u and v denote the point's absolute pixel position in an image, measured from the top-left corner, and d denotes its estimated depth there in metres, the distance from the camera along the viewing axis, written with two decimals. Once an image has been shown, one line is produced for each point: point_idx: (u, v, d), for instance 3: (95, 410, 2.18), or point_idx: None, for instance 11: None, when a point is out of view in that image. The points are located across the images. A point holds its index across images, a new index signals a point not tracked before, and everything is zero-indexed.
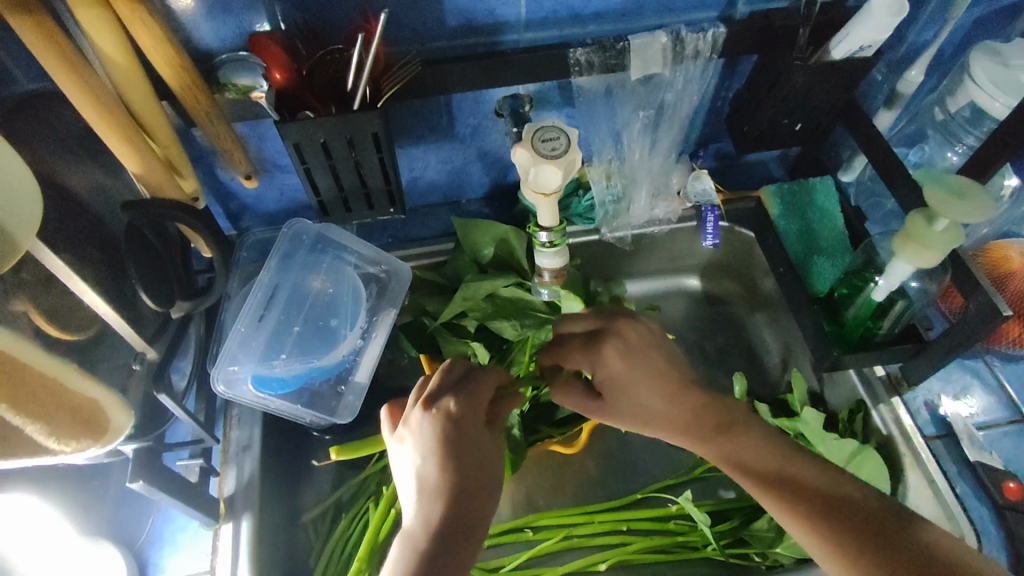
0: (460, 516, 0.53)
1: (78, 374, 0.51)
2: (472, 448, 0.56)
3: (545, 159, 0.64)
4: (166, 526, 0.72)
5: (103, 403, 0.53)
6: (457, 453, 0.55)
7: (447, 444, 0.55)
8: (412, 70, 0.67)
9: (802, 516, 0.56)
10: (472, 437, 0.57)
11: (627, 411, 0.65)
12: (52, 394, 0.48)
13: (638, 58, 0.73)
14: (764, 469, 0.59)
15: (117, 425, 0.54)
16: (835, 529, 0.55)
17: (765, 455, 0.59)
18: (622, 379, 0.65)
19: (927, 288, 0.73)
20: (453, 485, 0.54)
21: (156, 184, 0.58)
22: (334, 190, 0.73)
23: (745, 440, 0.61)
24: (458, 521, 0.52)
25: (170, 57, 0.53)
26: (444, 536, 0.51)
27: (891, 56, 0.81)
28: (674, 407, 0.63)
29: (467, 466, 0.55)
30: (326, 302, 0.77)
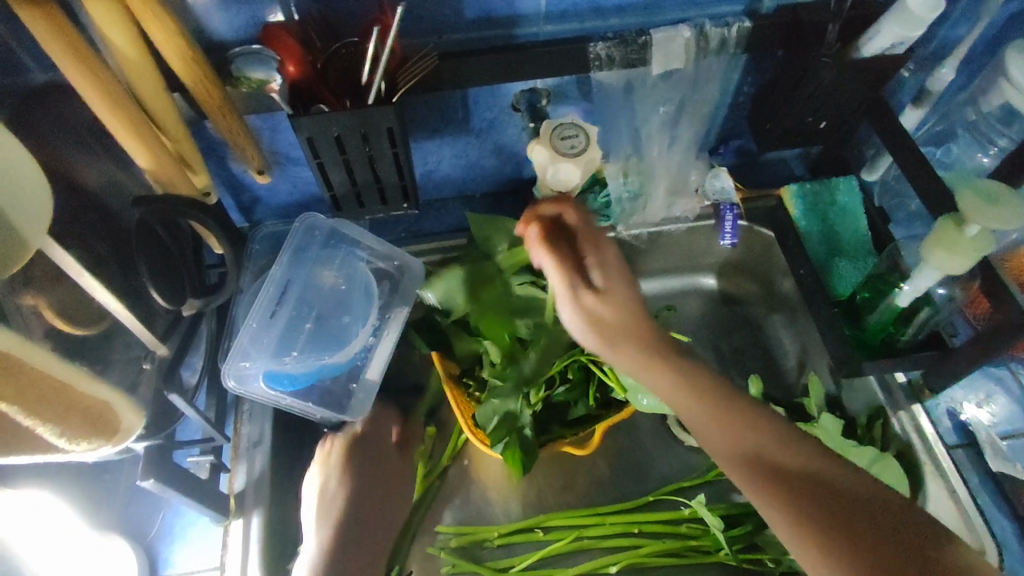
0: (380, 523, 0.75)
1: (87, 376, 0.50)
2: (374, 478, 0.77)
3: (563, 158, 0.63)
4: (176, 520, 0.72)
5: (112, 403, 0.52)
6: (365, 475, 0.76)
7: (355, 482, 0.75)
8: (431, 62, 0.65)
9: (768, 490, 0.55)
10: (381, 463, 0.78)
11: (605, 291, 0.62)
12: (65, 394, 0.48)
13: (661, 52, 0.71)
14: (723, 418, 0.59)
15: (128, 425, 0.53)
16: (819, 500, 0.54)
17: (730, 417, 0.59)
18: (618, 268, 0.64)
19: (954, 295, 0.71)
20: (350, 518, 0.74)
21: (166, 178, 0.56)
22: (348, 185, 0.71)
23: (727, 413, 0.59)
24: (360, 543, 0.73)
25: (184, 52, 0.52)
26: (345, 542, 0.72)
27: (922, 53, 0.78)
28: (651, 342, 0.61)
29: (381, 481, 0.77)
30: (339, 299, 0.76)
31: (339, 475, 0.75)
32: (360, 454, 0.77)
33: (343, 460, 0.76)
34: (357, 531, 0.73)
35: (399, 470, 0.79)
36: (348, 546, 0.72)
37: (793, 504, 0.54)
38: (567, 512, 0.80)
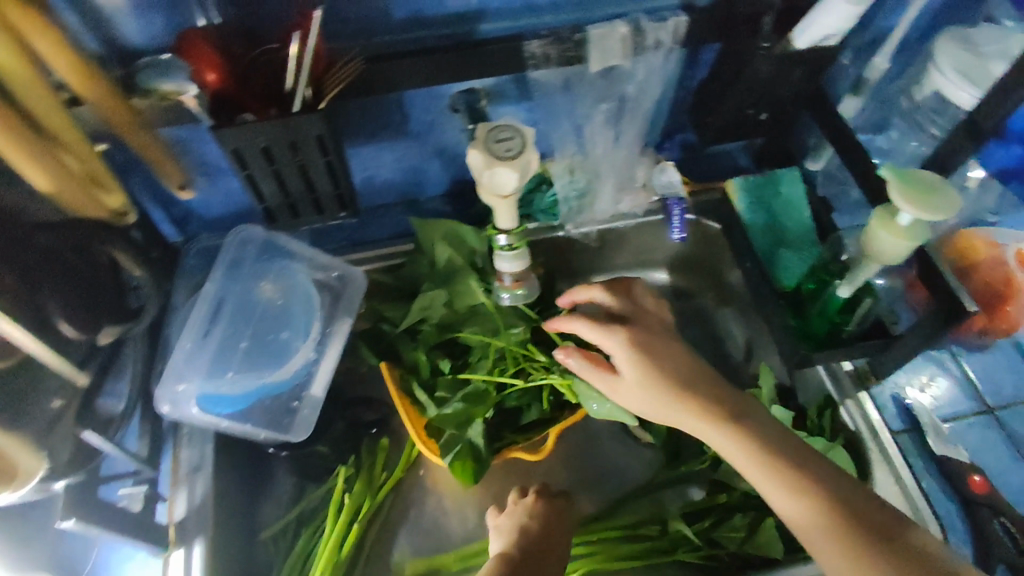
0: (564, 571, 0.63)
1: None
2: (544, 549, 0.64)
3: (499, 161, 0.61)
4: (112, 556, 0.69)
5: (5, 448, 0.53)
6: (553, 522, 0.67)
7: (551, 522, 0.67)
8: (355, 67, 0.62)
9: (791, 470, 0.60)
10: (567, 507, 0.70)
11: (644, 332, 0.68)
12: None
13: (597, 49, 0.70)
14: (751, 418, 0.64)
15: (27, 470, 0.54)
16: (800, 475, 0.59)
17: (770, 434, 0.63)
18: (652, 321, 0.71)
19: (893, 282, 0.76)
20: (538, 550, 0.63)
21: (68, 200, 0.53)
22: (279, 196, 0.69)
23: (767, 431, 0.63)
24: (533, 560, 0.63)
25: (77, 64, 0.48)
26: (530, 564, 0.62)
27: (858, 42, 0.78)
28: (692, 391, 0.65)
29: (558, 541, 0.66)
30: (276, 314, 0.72)
31: (535, 518, 0.67)
32: (557, 505, 0.69)
33: (533, 507, 0.68)
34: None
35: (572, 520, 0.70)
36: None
37: (772, 479, 0.60)
38: None
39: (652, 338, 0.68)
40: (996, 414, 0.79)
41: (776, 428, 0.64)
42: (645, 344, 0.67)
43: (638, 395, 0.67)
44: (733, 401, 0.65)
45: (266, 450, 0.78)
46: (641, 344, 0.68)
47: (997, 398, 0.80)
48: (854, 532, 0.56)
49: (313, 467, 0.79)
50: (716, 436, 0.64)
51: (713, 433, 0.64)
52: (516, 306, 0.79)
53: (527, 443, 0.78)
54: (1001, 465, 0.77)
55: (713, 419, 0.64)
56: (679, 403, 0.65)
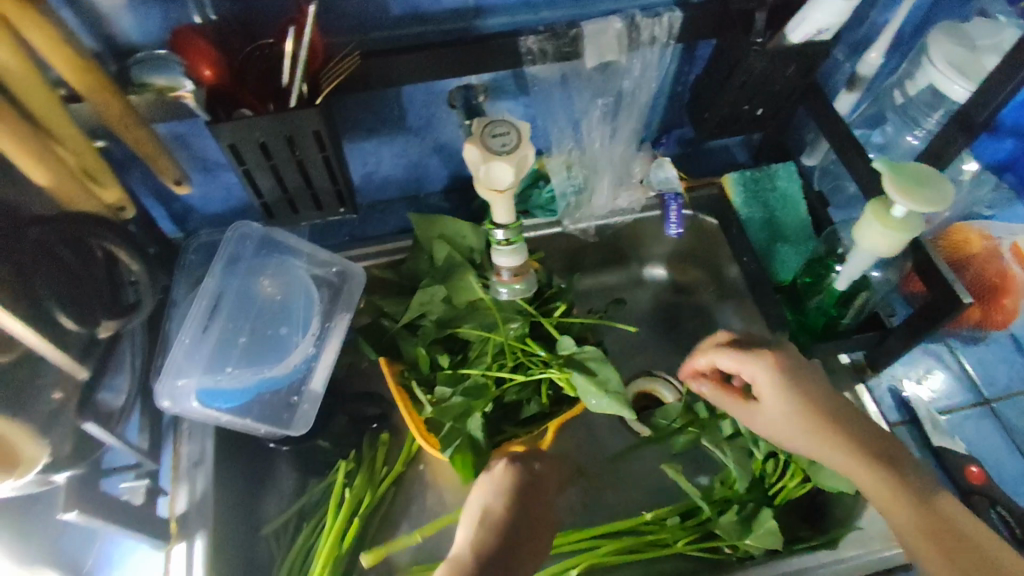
0: (532, 546, 0.61)
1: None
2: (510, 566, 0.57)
3: (495, 155, 0.61)
4: (115, 549, 0.69)
5: (6, 436, 0.53)
6: (525, 492, 0.64)
7: (519, 494, 0.64)
8: (352, 62, 0.63)
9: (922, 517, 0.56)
10: (541, 471, 0.67)
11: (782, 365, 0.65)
12: None
13: (593, 45, 0.70)
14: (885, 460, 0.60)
15: (30, 457, 0.55)
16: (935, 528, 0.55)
17: (880, 447, 0.61)
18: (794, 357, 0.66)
19: (889, 276, 0.72)
20: (504, 528, 0.61)
21: (64, 193, 0.54)
22: (278, 191, 0.69)
23: (878, 447, 0.61)
24: (508, 542, 0.60)
25: (72, 59, 0.49)
26: (489, 556, 0.58)
27: (851, 37, 0.79)
28: (816, 417, 0.63)
29: (531, 511, 0.63)
30: (276, 308, 0.73)
31: (501, 491, 0.64)
32: (524, 472, 0.65)
33: (502, 477, 0.65)
34: (500, 558, 0.58)
35: (551, 482, 0.67)
36: (501, 557, 0.58)
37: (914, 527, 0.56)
38: None
39: (799, 374, 0.65)
40: (993, 405, 0.80)
41: (881, 441, 0.62)
42: (768, 371, 0.65)
43: (781, 421, 0.65)
44: (857, 424, 0.63)
45: (267, 445, 0.79)
46: (793, 369, 0.65)
47: (993, 389, 0.81)
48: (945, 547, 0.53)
49: (314, 461, 0.80)
50: (835, 457, 0.62)
51: (825, 448, 0.62)
52: (513, 299, 0.79)
53: (527, 438, 0.78)
54: (998, 456, 0.77)
55: (824, 439, 0.62)
56: (801, 426, 0.63)
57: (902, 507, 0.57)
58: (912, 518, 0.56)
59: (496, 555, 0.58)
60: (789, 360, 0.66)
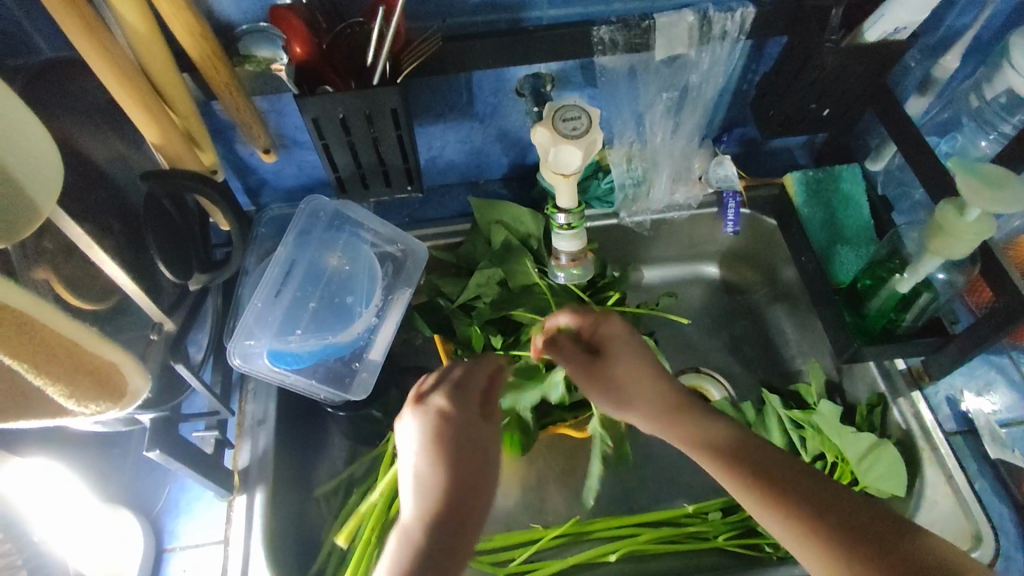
0: (477, 488, 0.51)
1: (101, 339, 0.50)
2: (469, 524, 0.50)
3: (564, 139, 0.64)
4: (181, 495, 0.74)
5: (120, 366, 0.52)
6: (458, 430, 0.54)
7: (451, 435, 0.53)
8: (433, 45, 0.65)
9: (781, 507, 0.53)
10: (470, 397, 0.57)
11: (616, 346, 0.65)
12: (63, 347, 0.47)
13: (664, 37, 0.71)
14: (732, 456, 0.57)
15: (134, 391, 0.54)
16: (788, 510, 0.53)
17: (753, 456, 0.57)
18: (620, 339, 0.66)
19: (954, 280, 0.70)
20: (446, 483, 0.51)
21: (173, 153, 0.58)
22: (352, 166, 0.72)
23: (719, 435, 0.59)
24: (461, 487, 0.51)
25: (190, 26, 0.53)
26: (439, 522, 0.49)
27: (927, 40, 0.77)
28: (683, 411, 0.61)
29: (469, 454, 0.53)
30: (343, 280, 0.78)
31: (430, 440, 0.53)
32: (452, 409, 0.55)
33: (429, 416, 0.55)
34: (452, 519, 0.49)
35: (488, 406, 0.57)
36: (447, 522, 0.49)
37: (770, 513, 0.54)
38: (586, 520, 0.79)
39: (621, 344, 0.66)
40: None
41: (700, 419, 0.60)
42: (599, 389, 0.64)
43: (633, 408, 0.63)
44: None
45: (324, 408, 0.82)
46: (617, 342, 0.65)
47: None
48: (826, 537, 0.51)
49: (366, 431, 0.83)
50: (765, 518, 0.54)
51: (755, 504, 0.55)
52: (568, 284, 0.82)
53: (574, 421, 0.79)
54: None
55: (740, 484, 0.55)
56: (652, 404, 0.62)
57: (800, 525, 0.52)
58: (856, 574, 0.49)
59: (445, 516, 0.49)
60: (608, 369, 0.64)
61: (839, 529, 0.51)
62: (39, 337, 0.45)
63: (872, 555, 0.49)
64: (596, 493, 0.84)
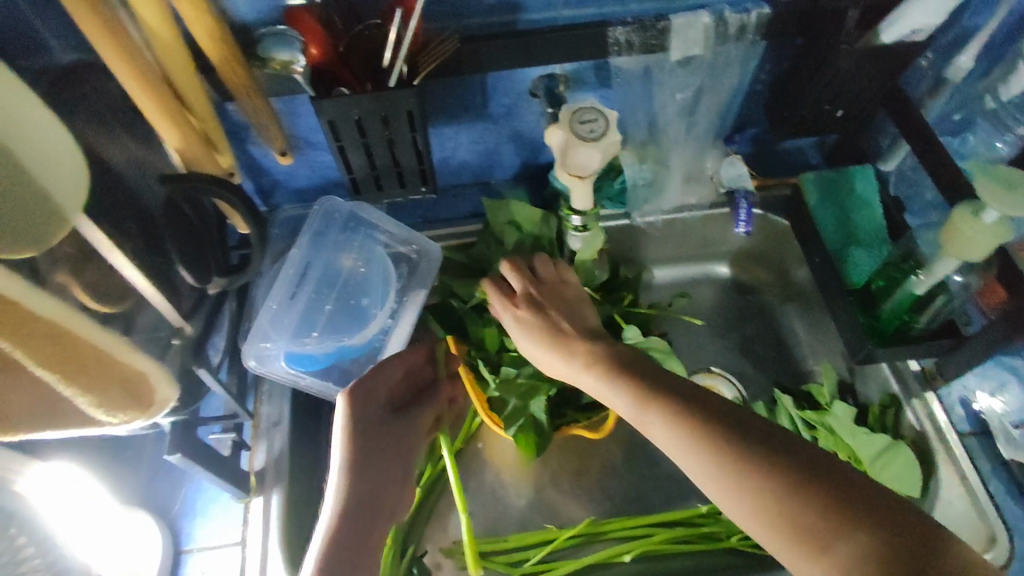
0: (393, 455, 0.70)
1: (133, 349, 0.51)
2: (373, 490, 0.67)
3: (582, 141, 0.63)
4: (198, 496, 0.74)
5: (150, 376, 0.53)
6: (369, 428, 0.69)
7: (363, 431, 0.68)
8: (449, 47, 0.65)
9: (723, 451, 0.52)
10: (371, 406, 0.70)
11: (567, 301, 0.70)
12: (96, 360, 0.48)
13: (679, 39, 0.71)
14: (671, 403, 0.57)
15: (161, 399, 0.56)
16: (736, 457, 0.52)
17: (692, 404, 0.56)
18: (570, 293, 0.71)
19: (970, 283, 0.72)
20: (356, 466, 0.67)
21: (192, 157, 0.58)
22: (367, 168, 0.72)
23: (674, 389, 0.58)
24: (366, 466, 0.68)
25: (213, 30, 0.53)
26: (359, 495, 0.66)
27: (941, 41, 0.77)
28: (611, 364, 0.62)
29: (371, 451, 0.69)
30: (358, 282, 0.78)
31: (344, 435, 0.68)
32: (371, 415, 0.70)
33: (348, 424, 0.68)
34: (367, 491, 0.67)
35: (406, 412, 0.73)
36: (358, 512, 0.65)
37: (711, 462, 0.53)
38: (599, 521, 0.79)
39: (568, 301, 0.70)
40: None
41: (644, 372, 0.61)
42: (535, 323, 0.68)
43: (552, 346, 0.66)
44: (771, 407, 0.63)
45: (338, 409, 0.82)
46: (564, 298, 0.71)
47: None
48: (773, 485, 0.50)
49: None
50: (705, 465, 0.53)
51: (712, 488, 0.53)
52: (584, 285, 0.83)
53: (587, 422, 0.80)
54: None
55: (669, 428, 0.55)
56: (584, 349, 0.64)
57: (739, 470, 0.51)
58: (798, 511, 0.48)
59: (365, 484, 0.67)
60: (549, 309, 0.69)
61: (799, 484, 0.49)
62: (73, 350, 0.46)
63: (820, 495, 0.48)
64: (611, 493, 0.84)
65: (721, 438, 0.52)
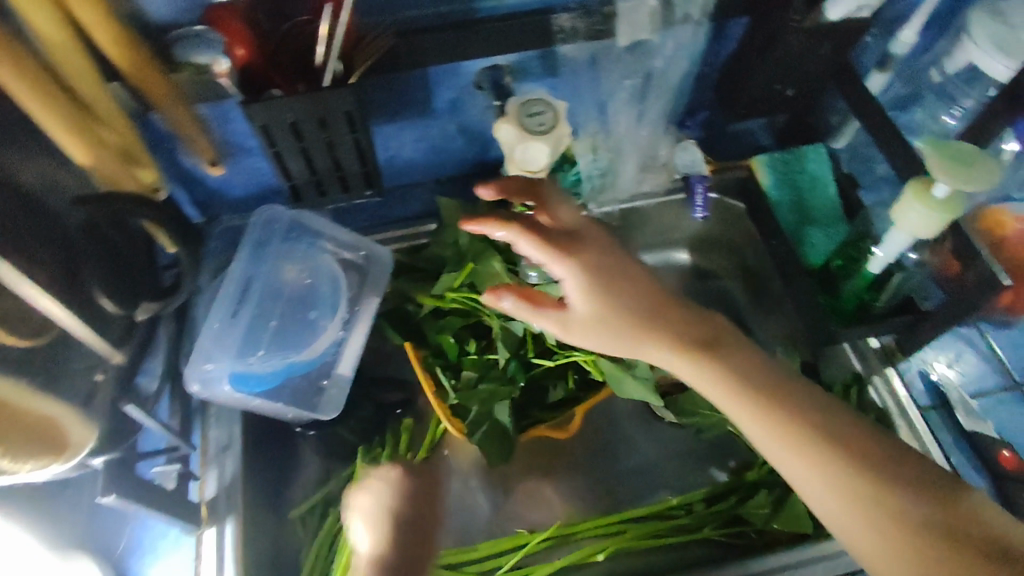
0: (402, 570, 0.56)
1: (33, 393, 0.51)
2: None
3: (532, 136, 0.61)
4: (146, 534, 0.70)
5: (60, 419, 0.53)
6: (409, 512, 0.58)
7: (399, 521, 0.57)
8: (386, 42, 0.62)
9: (856, 492, 0.53)
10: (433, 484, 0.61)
11: (608, 261, 0.59)
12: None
13: (626, 23, 0.69)
14: (789, 431, 0.56)
15: (79, 440, 0.55)
16: (870, 493, 0.53)
17: (819, 426, 0.56)
18: (604, 257, 0.59)
19: (924, 261, 0.72)
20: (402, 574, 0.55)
21: (109, 174, 0.54)
22: (307, 173, 0.68)
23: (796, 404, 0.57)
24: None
25: (117, 33, 0.49)
26: None
27: (885, 16, 0.77)
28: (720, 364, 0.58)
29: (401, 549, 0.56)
30: (304, 293, 0.73)
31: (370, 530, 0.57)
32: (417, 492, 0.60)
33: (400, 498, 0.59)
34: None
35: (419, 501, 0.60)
36: None
37: (838, 496, 0.54)
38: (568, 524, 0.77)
39: (603, 262, 0.59)
40: None
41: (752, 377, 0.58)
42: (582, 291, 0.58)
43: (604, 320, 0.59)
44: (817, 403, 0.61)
45: (293, 429, 0.78)
46: (600, 263, 0.58)
47: None
48: (909, 524, 0.52)
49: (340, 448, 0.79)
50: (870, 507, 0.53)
51: (838, 512, 0.54)
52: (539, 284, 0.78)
53: (553, 421, 0.78)
54: None
55: (798, 460, 0.55)
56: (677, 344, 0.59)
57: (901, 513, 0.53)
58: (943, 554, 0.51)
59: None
60: (601, 277, 0.58)
61: (909, 516, 0.52)
62: None
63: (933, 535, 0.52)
64: (582, 492, 0.82)
65: (857, 472, 0.54)
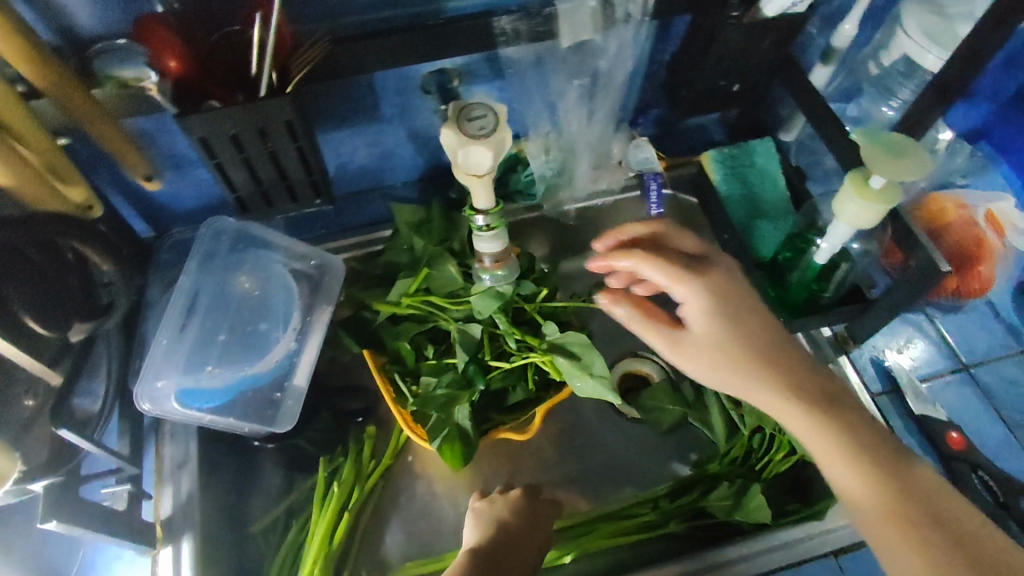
0: None
1: None
2: None
3: (472, 140, 0.60)
4: (100, 558, 0.70)
5: None
6: None
7: None
8: (320, 50, 0.62)
9: (890, 515, 0.52)
10: None
11: (718, 284, 0.60)
12: None
13: (568, 23, 0.69)
14: (844, 451, 0.55)
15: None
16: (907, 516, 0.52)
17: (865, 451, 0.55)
18: (719, 282, 0.60)
19: (869, 249, 0.73)
20: None
21: (32, 196, 0.55)
22: (251, 184, 0.68)
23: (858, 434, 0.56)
24: None
25: (22, 51, 0.49)
26: None
27: (824, 10, 0.78)
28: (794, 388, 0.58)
29: None
30: (254, 305, 0.72)
31: None
32: None
33: None
34: None
35: None
36: None
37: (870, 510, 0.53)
38: None
39: (731, 290, 0.60)
40: (970, 371, 0.83)
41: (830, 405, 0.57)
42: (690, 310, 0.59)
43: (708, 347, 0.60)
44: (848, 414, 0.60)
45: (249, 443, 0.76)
46: (728, 292, 0.60)
47: (971, 355, 0.83)
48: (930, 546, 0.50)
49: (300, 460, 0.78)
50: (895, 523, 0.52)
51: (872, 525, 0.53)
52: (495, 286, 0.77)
53: (514, 424, 0.77)
54: (977, 422, 0.80)
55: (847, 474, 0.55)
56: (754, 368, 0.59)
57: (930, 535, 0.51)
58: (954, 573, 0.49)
59: None
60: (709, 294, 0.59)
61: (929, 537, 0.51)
62: None
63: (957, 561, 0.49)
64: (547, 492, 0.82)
65: (892, 494, 0.53)
